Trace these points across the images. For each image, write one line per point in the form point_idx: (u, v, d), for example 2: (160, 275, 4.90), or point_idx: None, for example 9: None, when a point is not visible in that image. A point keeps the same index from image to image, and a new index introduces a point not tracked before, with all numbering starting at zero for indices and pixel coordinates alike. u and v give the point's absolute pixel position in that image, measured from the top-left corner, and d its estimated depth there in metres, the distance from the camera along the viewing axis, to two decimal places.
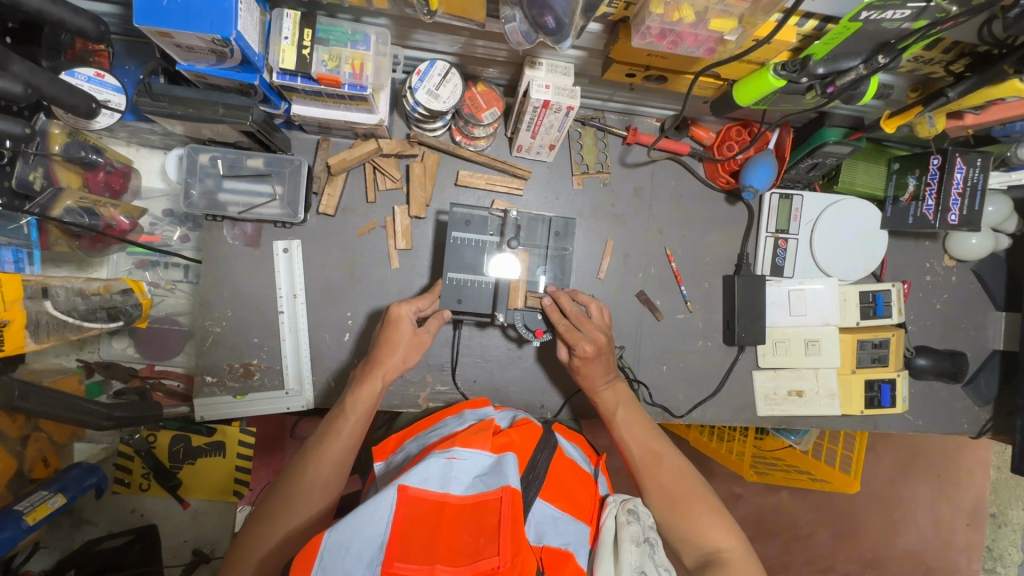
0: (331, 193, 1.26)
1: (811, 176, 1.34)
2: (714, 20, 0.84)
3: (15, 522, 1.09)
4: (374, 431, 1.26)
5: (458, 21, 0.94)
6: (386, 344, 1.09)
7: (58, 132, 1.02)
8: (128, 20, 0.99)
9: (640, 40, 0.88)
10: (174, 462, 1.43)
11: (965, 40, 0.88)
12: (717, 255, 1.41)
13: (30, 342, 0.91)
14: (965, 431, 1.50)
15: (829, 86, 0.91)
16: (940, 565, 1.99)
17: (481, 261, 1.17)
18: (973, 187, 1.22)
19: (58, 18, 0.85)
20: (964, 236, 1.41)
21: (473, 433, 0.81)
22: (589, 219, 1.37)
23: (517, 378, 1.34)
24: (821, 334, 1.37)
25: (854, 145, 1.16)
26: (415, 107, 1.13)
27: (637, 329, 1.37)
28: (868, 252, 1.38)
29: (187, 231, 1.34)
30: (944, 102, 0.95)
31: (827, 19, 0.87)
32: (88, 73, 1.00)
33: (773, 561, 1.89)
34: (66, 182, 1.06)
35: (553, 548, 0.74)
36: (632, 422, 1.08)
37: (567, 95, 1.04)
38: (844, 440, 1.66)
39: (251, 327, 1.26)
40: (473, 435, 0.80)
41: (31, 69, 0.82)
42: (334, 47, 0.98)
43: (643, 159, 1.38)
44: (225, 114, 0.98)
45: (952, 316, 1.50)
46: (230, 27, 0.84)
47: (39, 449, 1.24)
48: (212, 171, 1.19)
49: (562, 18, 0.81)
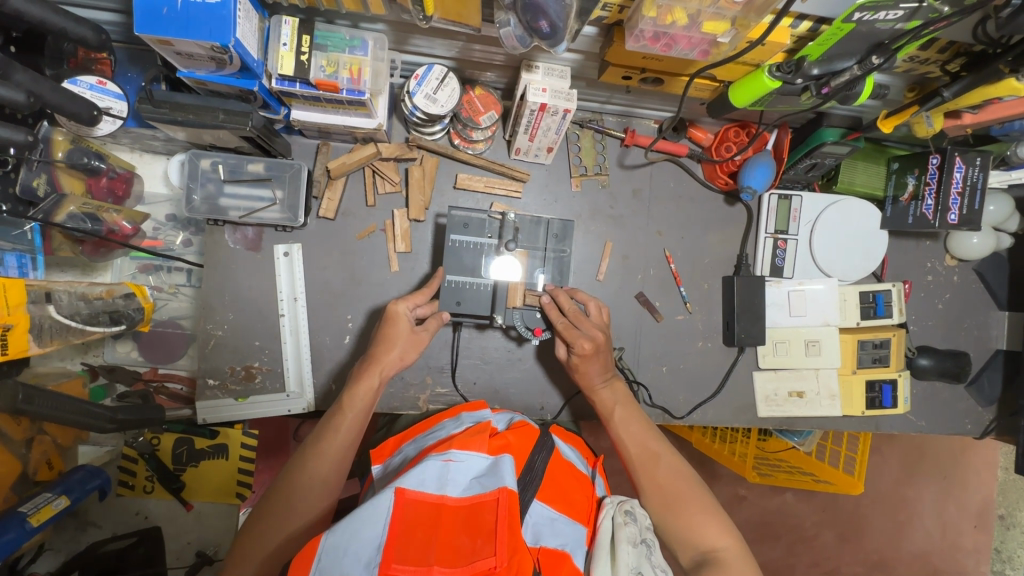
0: (331, 197, 1.27)
1: (811, 176, 1.33)
2: (707, 23, 0.84)
3: (19, 524, 1.10)
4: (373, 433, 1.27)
5: (454, 26, 0.95)
6: (383, 342, 1.09)
7: (61, 139, 1.05)
8: (128, 28, 1.01)
9: (633, 43, 0.88)
10: (177, 465, 1.46)
11: (959, 40, 0.89)
12: (716, 256, 1.41)
13: (34, 346, 0.92)
14: (969, 431, 1.49)
15: (824, 87, 0.91)
16: (947, 567, 1.97)
17: (479, 264, 1.18)
18: (972, 186, 1.21)
19: (59, 28, 0.86)
20: (964, 234, 1.41)
21: (469, 435, 0.82)
22: (587, 221, 1.37)
23: (517, 379, 1.34)
24: (821, 334, 1.36)
25: (853, 145, 1.16)
26: (413, 111, 1.14)
27: (636, 331, 1.38)
28: (867, 252, 1.38)
29: (190, 235, 1.35)
30: (939, 102, 0.95)
31: (821, 20, 0.87)
32: (90, 81, 1.03)
33: (777, 563, 1.88)
34: (69, 188, 1.08)
35: (551, 550, 0.73)
36: (629, 421, 1.09)
37: (564, 97, 1.05)
38: (847, 441, 1.65)
39: (253, 330, 1.27)
40: (469, 438, 0.81)
41: (33, 78, 0.84)
42: (332, 53, 0.99)
43: (642, 160, 1.38)
44: (225, 120, 1.00)
45: (955, 315, 1.49)
46: (228, 34, 0.85)
47: (43, 452, 1.25)
48: (213, 176, 1.20)
49: (556, 23, 0.82)
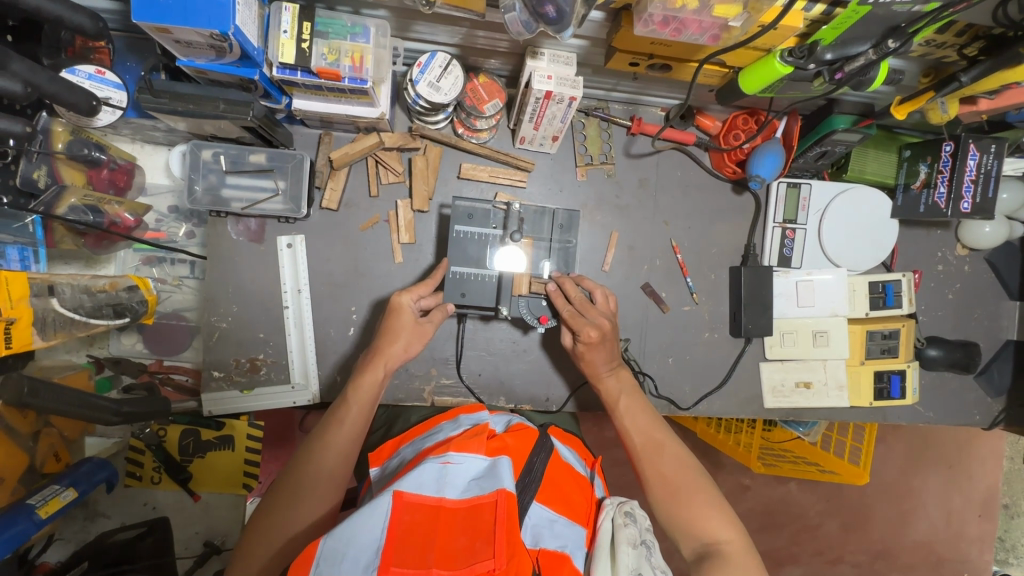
0: (333, 188, 1.26)
1: (821, 164, 1.31)
2: (719, 6, 0.82)
3: (27, 515, 1.10)
4: (368, 434, 1.23)
5: (458, 11, 0.92)
6: (387, 334, 1.09)
7: (61, 130, 1.04)
8: (126, 16, 1.00)
9: (642, 28, 0.86)
10: (184, 456, 1.47)
11: (978, 23, 0.86)
12: (724, 246, 1.39)
13: (37, 340, 0.92)
14: (977, 422, 1.48)
15: (838, 72, 0.90)
16: (951, 556, 1.98)
17: (484, 254, 1.17)
18: (986, 174, 1.19)
19: (55, 16, 0.85)
20: (976, 223, 1.39)
21: (467, 438, 0.81)
22: (593, 211, 1.36)
23: (522, 370, 1.34)
24: (830, 325, 1.36)
25: (864, 133, 1.13)
26: (416, 99, 1.12)
27: (642, 323, 1.36)
28: (877, 241, 1.36)
29: (192, 227, 1.34)
30: (957, 87, 0.93)
31: (836, 3, 0.83)
32: (88, 71, 1.00)
33: (781, 552, 1.88)
34: (70, 180, 1.07)
35: (550, 551, 0.72)
36: (633, 410, 1.08)
37: (569, 85, 1.03)
38: (853, 431, 1.61)
39: (257, 321, 1.27)
40: (467, 440, 0.80)
41: (30, 68, 0.82)
42: (333, 40, 0.97)
43: (648, 149, 1.36)
44: (226, 110, 0.98)
45: (965, 306, 1.47)
46: (228, 22, 0.83)
47: (50, 445, 1.25)
48: (214, 167, 1.19)
49: (563, 8, 0.79)
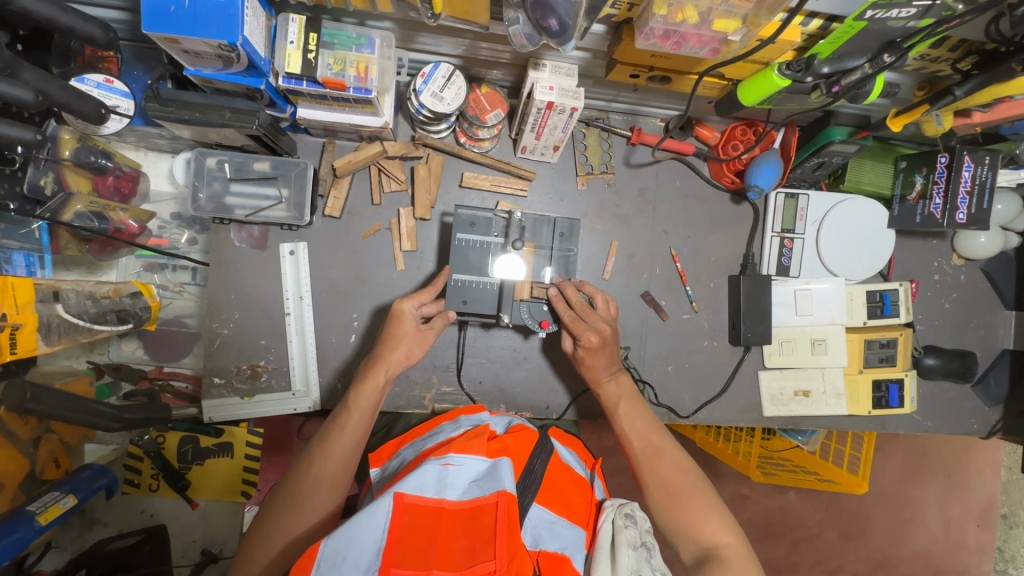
0: (336, 196, 1.27)
1: (817, 175, 1.33)
2: (718, 21, 0.84)
3: (26, 522, 1.10)
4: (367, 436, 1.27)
5: (461, 23, 0.94)
6: (388, 341, 1.09)
7: (68, 137, 1.05)
8: (135, 26, 1.01)
9: (643, 41, 0.88)
10: (183, 463, 1.46)
11: (972, 38, 0.88)
12: (723, 254, 1.41)
13: (42, 345, 0.93)
14: (975, 431, 1.48)
15: (835, 85, 0.90)
16: (950, 565, 1.97)
17: (486, 262, 1.18)
18: (981, 185, 1.21)
19: (67, 26, 0.86)
20: (972, 233, 1.40)
21: (467, 439, 0.82)
22: (593, 219, 1.37)
23: (522, 377, 1.34)
24: (827, 334, 1.36)
25: (860, 144, 1.15)
26: (419, 109, 1.13)
27: (642, 331, 1.37)
28: (873, 251, 1.37)
29: (194, 234, 1.34)
30: (951, 100, 0.95)
31: (832, 19, 0.88)
32: (97, 80, 1.03)
33: (781, 561, 1.88)
34: (75, 186, 1.08)
35: (551, 553, 0.72)
36: (633, 415, 1.09)
37: (570, 95, 1.04)
38: (851, 440, 1.61)
39: (258, 328, 1.27)
40: (467, 442, 0.80)
41: (41, 77, 0.83)
42: (339, 51, 0.99)
43: (648, 159, 1.37)
44: (232, 119, 0.99)
45: (962, 315, 1.48)
46: (236, 32, 0.85)
47: (49, 451, 1.25)
48: (218, 174, 1.20)
49: (565, 20, 0.81)
